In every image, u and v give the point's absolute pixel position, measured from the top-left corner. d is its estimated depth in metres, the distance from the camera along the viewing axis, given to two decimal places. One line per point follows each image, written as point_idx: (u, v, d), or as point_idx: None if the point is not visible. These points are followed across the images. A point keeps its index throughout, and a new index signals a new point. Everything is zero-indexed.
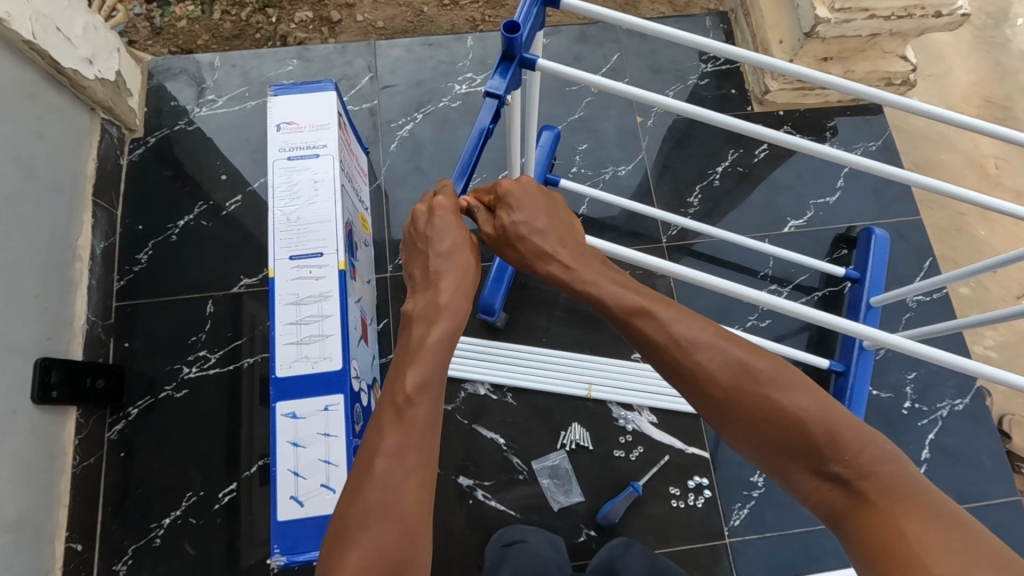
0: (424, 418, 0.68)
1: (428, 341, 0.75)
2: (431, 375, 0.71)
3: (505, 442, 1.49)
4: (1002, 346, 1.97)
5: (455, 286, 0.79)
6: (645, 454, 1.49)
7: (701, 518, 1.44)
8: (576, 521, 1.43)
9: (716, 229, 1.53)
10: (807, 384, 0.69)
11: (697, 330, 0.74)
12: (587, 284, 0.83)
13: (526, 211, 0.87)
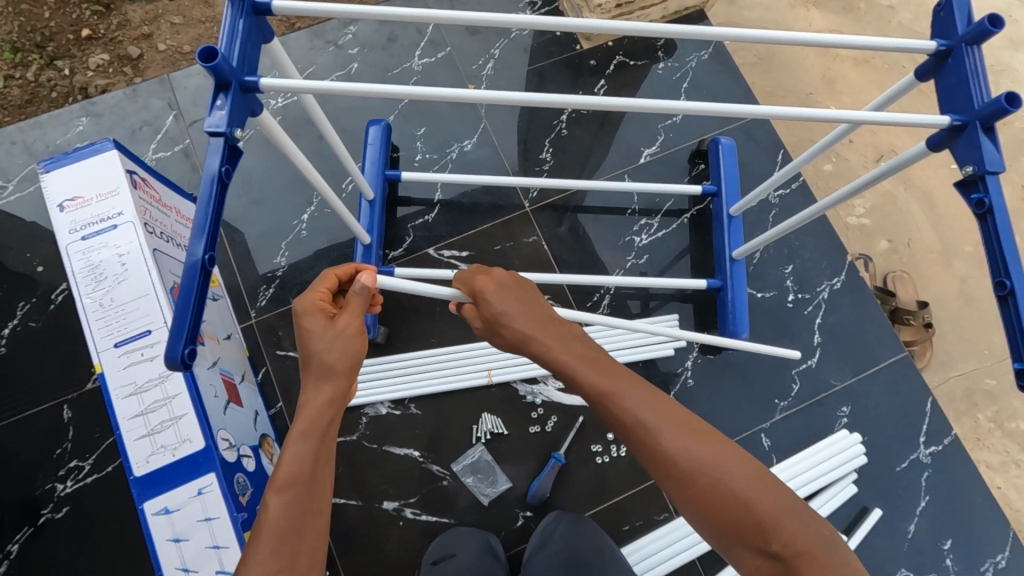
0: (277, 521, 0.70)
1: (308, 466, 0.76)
2: (291, 480, 0.74)
3: (420, 454, 1.45)
4: (872, 211, 2.07)
5: (329, 392, 0.84)
6: (559, 421, 1.48)
7: (627, 466, 1.46)
8: (509, 508, 1.42)
9: (569, 182, 1.49)
10: (755, 468, 0.72)
11: (658, 412, 0.76)
12: (556, 363, 0.85)
13: (505, 302, 0.89)
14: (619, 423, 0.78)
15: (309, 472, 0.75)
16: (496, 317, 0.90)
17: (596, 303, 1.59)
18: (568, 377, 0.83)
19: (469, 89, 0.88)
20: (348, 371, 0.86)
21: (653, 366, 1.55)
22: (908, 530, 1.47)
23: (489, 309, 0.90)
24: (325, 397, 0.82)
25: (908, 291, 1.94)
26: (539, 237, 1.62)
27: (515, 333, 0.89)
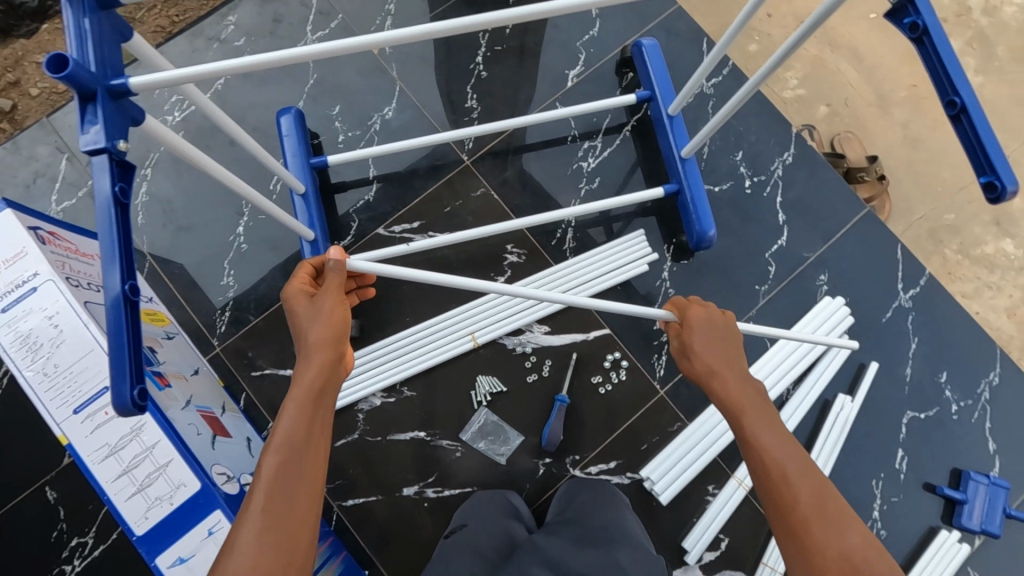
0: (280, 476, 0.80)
1: (300, 430, 0.85)
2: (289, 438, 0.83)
3: (426, 433, 1.42)
4: (805, 80, 2.05)
5: (322, 358, 0.93)
6: (555, 364, 1.46)
7: (631, 388, 1.46)
8: (528, 460, 1.41)
9: (502, 122, 1.42)
10: (873, 551, 0.80)
11: (804, 471, 0.88)
12: (733, 399, 0.99)
13: (706, 338, 1.06)
14: (751, 454, 0.92)
15: (303, 435, 0.85)
16: (692, 343, 1.07)
17: (560, 238, 1.55)
18: (727, 406, 0.99)
19: (365, 36, 0.83)
20: (331, 346, 0.94)
21: (632, 286, 1.53)
22: (906, 374, 1.51)
23: (689, 337, 1.08)
24: (314, 368, 0.91)
25: (856, 150, 1.95)
26: (488, 188, 1.56)
27: (699, 363, 1.05)
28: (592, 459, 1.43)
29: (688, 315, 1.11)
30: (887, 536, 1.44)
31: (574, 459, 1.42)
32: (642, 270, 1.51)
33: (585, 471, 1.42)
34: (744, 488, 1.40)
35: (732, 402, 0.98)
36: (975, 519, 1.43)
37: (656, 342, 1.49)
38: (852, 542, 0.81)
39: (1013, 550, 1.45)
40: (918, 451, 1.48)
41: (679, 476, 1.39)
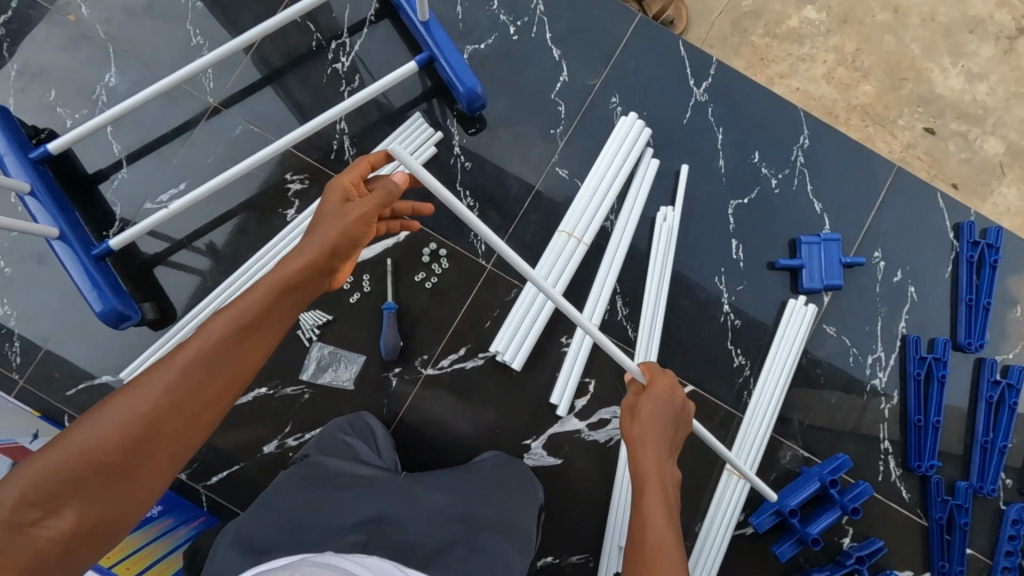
0: (218, 347, 0.76)
1: (255, 314, 0.81)
2: (242, 319, 0.79)
3: (268, 387, 1.38)
4: None
5: (313, 255, 0.88)
6: (374, 276, 1.42)
7: (456, 272, 1.43)
8: (378, 377, 1.39)
9: (220, 47, 1.29)
10: None
11: (673, 553, 0.84)
12: (651, 481, 0.95)
13: (653, 410, 1.03)
14: (638, 525, 0.90)
15: (258, 320, 0.81)
16: (638, 409, 1.03)
17: (339, 150, 1.47)
18: (640, 481, 0.96)
19: None
20: (327, 246, 0.89)
21: (428, 173, 1.46)
22: (720, 166, 1.50)
23: (640, 402, 1.04)
24: (304, 262, 0.87)
25: None
26: (250, 126, 1.46)
27: (634, 428, 1.01)
28: (441, 353, 1.41)
29: (652, 383, 1.06)
30: (744, 323, 1.46)
31: (423, 359, 1.40)
32: (432, 153, 1.45)
33: (437, 367, 1.41)
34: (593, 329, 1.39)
35: (646, 480, 0.95)
36: (818, 278, 1.45)
37: (469, 220, 1.45)
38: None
39: (862, 294, 1.49)
40: (751, 235, 1.49)
41: (525, 338, 1.39)
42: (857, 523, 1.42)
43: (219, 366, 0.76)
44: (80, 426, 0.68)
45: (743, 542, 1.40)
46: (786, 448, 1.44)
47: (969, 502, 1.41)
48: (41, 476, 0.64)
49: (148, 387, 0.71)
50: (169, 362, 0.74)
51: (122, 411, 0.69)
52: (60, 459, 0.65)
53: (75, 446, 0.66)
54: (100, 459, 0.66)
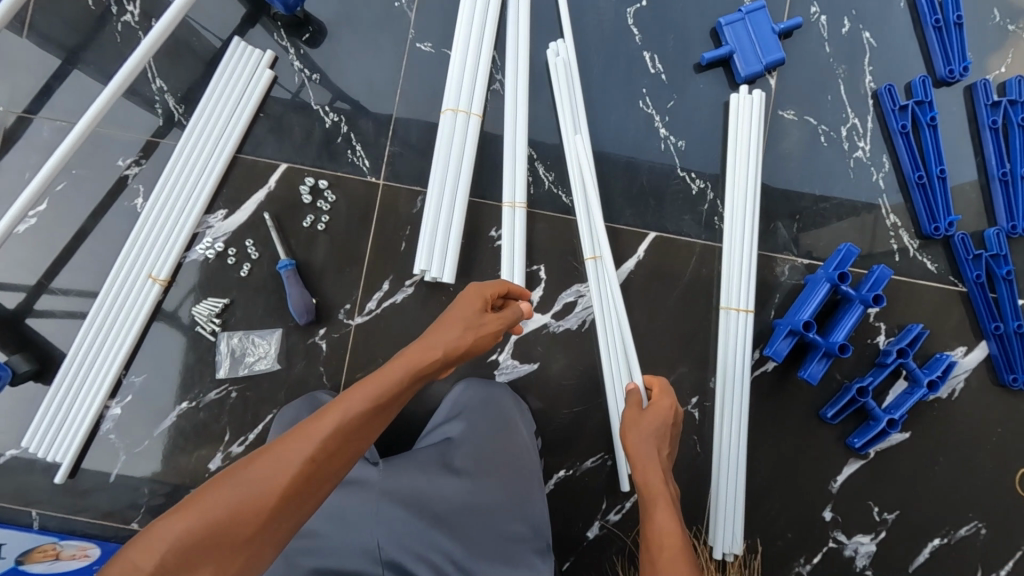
0: (355, 425, 0.67)
1: (388, 396, 0.71)
2: (379, 397, 0.70)
3: (187, 401, 1.19)
4: None
5: (450, 346, 0.82)
6: (257, 238, 1.21)
7: (347, 202, 1.22)
8: (303, 347, 1.19)
9: None
10: None
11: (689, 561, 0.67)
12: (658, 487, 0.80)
13: (649, 426, 0.91)
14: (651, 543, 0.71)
15: (392, 401, 0.71)
16: (641, 421, 0.92)
17: (166, 113, 1.24)
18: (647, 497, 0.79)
19: None
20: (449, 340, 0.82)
21: (275, 103, 1.24)
22: None
23: (642, 416, 0.93)
24: (439, 356, 0.78)
25: None
26: (58, 123, 1.23)
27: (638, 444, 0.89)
28: (363, 297, 1.20)
29: (656, 400, 0.96)
30: (690, 142, 1.24)
31: (347, 309, 1.20)
32: (269, 78, 1.23)
33: (366, 313, 1.20)
34: (520, 207, 1.18)
35: (653, 489, 0.81)
36: (755, 59, 1.20)
37: (340, 139, 1.23)
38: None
39: (811, 59, 1.25)
40: (663, 40, 1.25)
41: (447, 243, 1.17)
42: (888, 317, 1.22)
43: (353, 444, 0.67)
44: (216, 490, 0.59)
45: (768, 381, 1.20)
46: (782, 264, 1.22)
47: (1004, 249, 1.20)
48: (172, 548, 0.54)
49: (283, 459, 0.61)
50: (305, 434, 0.64)
51: (256, 483, 0.59)
52: (192, 524, 0.56)
53: (213, 510, 0.57)
54: (229, 537, 0.57)
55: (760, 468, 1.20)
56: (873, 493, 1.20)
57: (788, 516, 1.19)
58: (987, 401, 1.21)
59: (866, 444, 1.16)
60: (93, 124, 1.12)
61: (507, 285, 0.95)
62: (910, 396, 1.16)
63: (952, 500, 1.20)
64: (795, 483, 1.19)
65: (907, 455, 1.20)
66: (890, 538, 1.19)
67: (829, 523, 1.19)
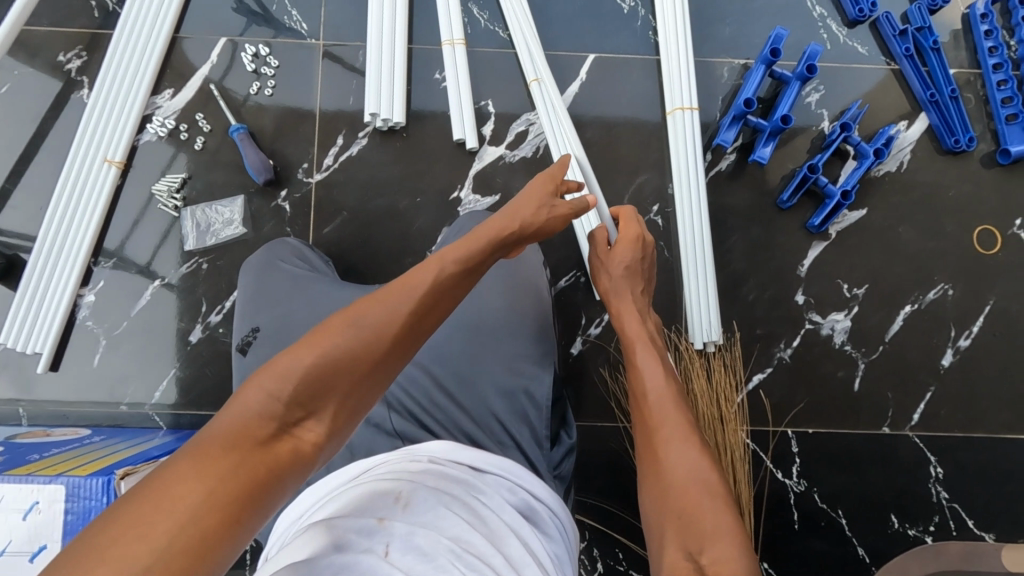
0: (446, 284, 0.71)
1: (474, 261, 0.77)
2: (465, 263, 0.75)
3: (161, 277, 1.20)
4: None
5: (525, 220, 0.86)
6: (208, 112, 1.23)
7: (290, 65, 1.25)
8: (268, 210, 1.21)
9: None
10: (695, 445, 0.75)
11: (666, 381, 0.87)
12: (629, 328, 0.99)
13: (619, 264, 1.04)
14: (635, 379, 0.91)
15: (476, 264, 0.77)
16: (614, 265, 1.04)
17: (101, 5, 1.24)
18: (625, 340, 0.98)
19: None
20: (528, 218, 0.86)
21: None
22: None
23: (614, 256, 1.04)
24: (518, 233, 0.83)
25: None
26: None
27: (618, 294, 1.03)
28: (319, 154, 1.22)
29: (623, 235, 1.05)
30: None
31: (305, 168, 1.22)
32: None
33: (324, 168, 1.22)
34: (460, 44, 1.21)
35: (635, 335, 0.96)
36: None
37: (276, 8, 1.26)
38: (697, 463, 0.73)
39: None
40: None
41: (393, 84, 1.19)
42: (828, 104, 1.27)
43: (445, 301, 0.72)
44: (334, 330, 0.62)
45: (724, 178, 1.24)
46: (721, 67, 1.26)
47: (929, 22, 1.25)
48: (305, 377, 0.58)
49: (391, 308, 0.66)
50: (406, 287, 0.68)
51: (370, 329, 0.63)
52: (317, 358, 0.60)
53: (338, 345, 0.61)
54: (351, 374, 0.61)
55: (729, 263, 1.23)
56: (841, 272, 1.23)
57: (762, 305, 1.22)
58: (934, 169, 1.25)
59: (823, 220, 1.20)
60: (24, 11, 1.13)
61: (569, 164, 0.97)
62: (859, 168, 1.20)
63: (918, 266, 1.23)
64: (764, 273, 1.22)
65: (867, 230, 1.23)
66: (864, 312, 1.22)
67: (803, 305, 1.22)
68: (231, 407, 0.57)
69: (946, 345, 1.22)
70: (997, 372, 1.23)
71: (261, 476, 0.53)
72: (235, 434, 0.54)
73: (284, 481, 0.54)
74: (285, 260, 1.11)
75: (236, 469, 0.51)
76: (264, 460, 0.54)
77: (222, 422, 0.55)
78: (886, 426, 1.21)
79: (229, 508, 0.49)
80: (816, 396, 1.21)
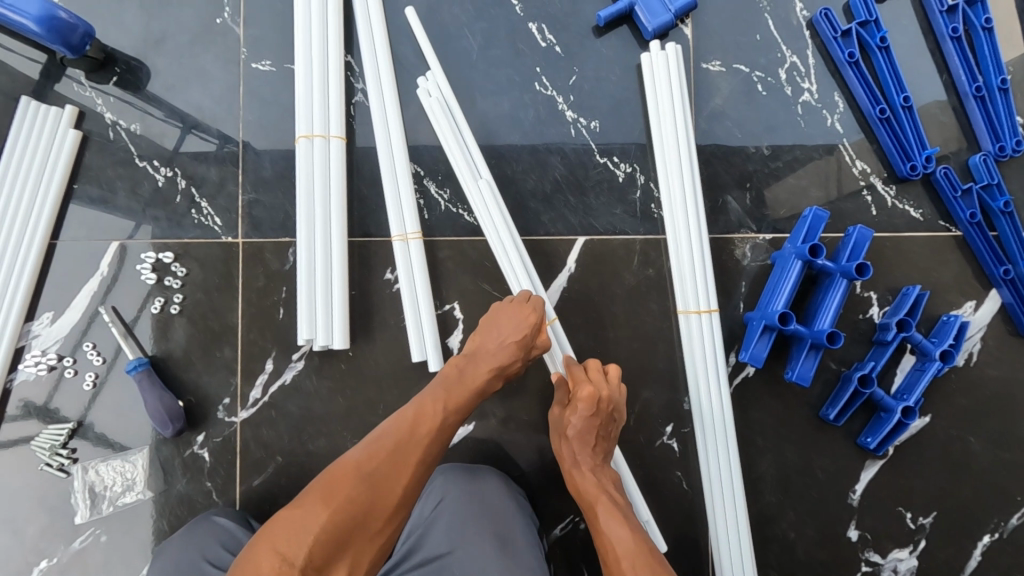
0: (449, 419, 0.71)
1: (471, 402, 0.75)
2: (463, 397, 0.73)
3: (46, 559, 0.93)
4: None
5: (517, 339, 0.78)
6: (99, 337, 0.97)
7: (200, 271, 0.98)
8: (181, 461, 0.96)
9: None
10: None
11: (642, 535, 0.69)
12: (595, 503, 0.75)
13: (574, 426, 0.81)
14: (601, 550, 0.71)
15: (472, 393, 0.74)
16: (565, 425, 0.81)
17: None
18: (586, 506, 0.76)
19: None
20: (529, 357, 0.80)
21: (92, 167, 1.00)
22: None
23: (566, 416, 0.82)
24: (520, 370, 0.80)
25: None
26: None
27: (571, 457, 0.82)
28: (243, 384, 0.97)
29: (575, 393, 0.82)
30: (604, 121, 1.03)
31: (226, 405, 0.97)
32: (77, 138, 0.99)
33: (250, 403, 0.97)
34: (414, 238, 0.94)
35: (591, 493, 0.76)
36: (660, 7, 1.00)
37: (178, 196, 1.00)
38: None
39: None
40: (546, 6, 1.04)
41: (330, 299, 0.93)
42: (879, 281, 1.01)
43: (446, 435, 0.71)
44: (343, 482, 0.62)
45: (750, 386, 1.00)
46: (741, 244, 1.01)
47: (997, 176, 1.00)
48: (320, 539, 0.58)
49: (397, 462, 0.65)
50: (409, 434, 0.68)
51: (379, 489, 0.63)
52: (333, 514, 0.59)
53: (347, 500, 0.61)
54: (365, 531, 0.61)
55: (763, 494, 0.98)
56: (900, 497, 0.99)
57: (806, 544, 0.98)
58: (1009, 360, 1.01)
59: (881, 442, 0.96)
60: None
61: (530, 298, 0.82)
62: (924, 374, 0.96)
63: (993, 483, 1.00)
64: (807, 504, 0.98)
65: (931, 442, 1.00)
66: (932, 547, 0.98)
67: (857, 542, 0.98)
68: (246, 566, 0.57)
69: None
70: None
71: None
72: None
73: None
74: (215, 558, 0.83)
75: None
76: None
77: None
78: None
79: None
80: None
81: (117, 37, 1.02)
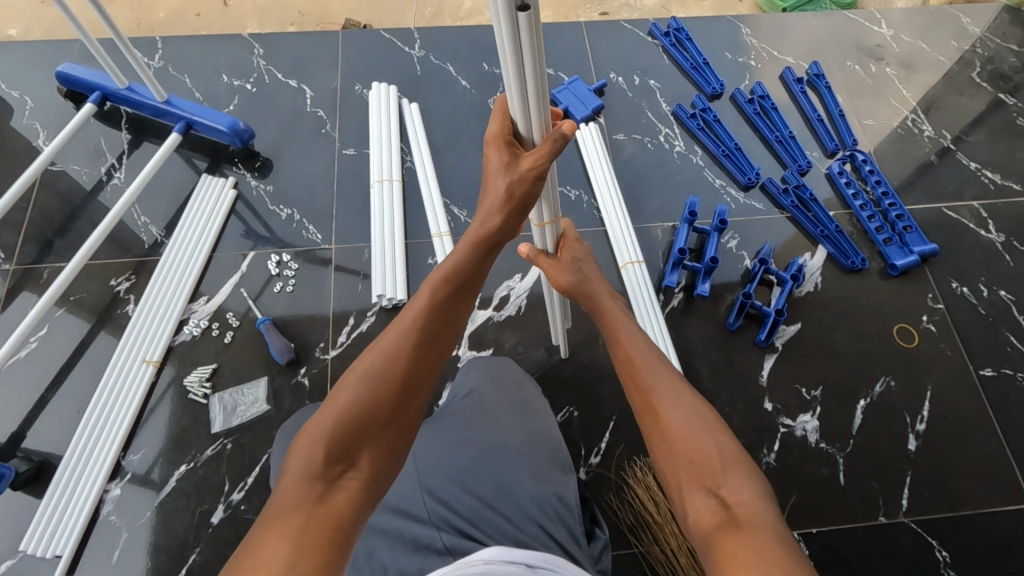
0: (436, 311, 0.87)
1: (466, 283, 0.91)
2: (461, 265, 0.90)
3: (186, 462, 1.28)
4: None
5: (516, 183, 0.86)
6: (237, 310, 1.44)
7: (306, 266, 1.50)
8: (288, 388, 1.35)
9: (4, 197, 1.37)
10: (710, 420, 0.80)
11: (651, 354, 0.91)
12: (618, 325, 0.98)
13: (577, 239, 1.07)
14: (621, 356, 0.94)
15: (461, 283, 0.90)
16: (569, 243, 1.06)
17: (150, 238, 1.52)
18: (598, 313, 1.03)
19: None
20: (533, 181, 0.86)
21: (240, 211, 1.56)
22: (465, 84, 1.78)
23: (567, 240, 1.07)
24: (500, 225, 0.90)
25: (327, 14, 2.20)
26: (57, 266, 1.48)
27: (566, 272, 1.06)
28: (334, 333, 1.42)
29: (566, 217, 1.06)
30: (559, 168, 1.67)
31: (322, 346, 1.40)
32: (233, 195, 1.57)
33: (338, 345, 1.40)
34: (446, 235, 1.49)
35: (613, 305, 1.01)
36: (583, 107, 1.72)
37: (294, 224, 1.55)
38: (726, 442, 0.78)
39: (622, 102, 1.77)
40: None
41: (394, 271, 1.45)
42: (747, 245, 1.57)
43: (444, 324, 0.87)
44: (345, 390, 0.79)
45: (678, 312, 1.48)
46: (655, 229, 1.58)
47: (800, 180, 1.63)
48: (334, 434, 0.75)
49: (391, 363, 0.81)
50: (401, 335, 0.84)
51: (376, 387, 0.79)
52: (337, 419, 0.76)
53: (346, 403, 0.78)
54: (372, 423, 0.78)
55: (700, 382, 1.40)
56: (795, 378, 1.41)
57: (736, 415, 1.37)
58: (844, 285, 1.53)
59: (767, 334, 1.42)
60: (167, 153, 1.52)
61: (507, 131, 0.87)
62: (783, 291, 1.47)
63: (858, 365, 1.43)
64: (731, 387, 1.40)
65: (806, 340, 1.46)
66: (826, 411, 1.38)
67: (772, 411, 1.37)
68: (291, 464, 0.75)
69: (907, 431, 1.36)
70: (960, 451, 1.34)
71: (336, 520, 0.71)
72: (299, 494, 0.72)
73: (343, 519, 0.71)
74: None
75: (310, 524, 0.69)
76: (323, 511, 0.71)
77: (290, 480, 0.74)
78: (882, 517, 1.28)
79: (317, 541, 0.68)
80: (808, 493, 1.29)
81: (259, 143, 1.65)
